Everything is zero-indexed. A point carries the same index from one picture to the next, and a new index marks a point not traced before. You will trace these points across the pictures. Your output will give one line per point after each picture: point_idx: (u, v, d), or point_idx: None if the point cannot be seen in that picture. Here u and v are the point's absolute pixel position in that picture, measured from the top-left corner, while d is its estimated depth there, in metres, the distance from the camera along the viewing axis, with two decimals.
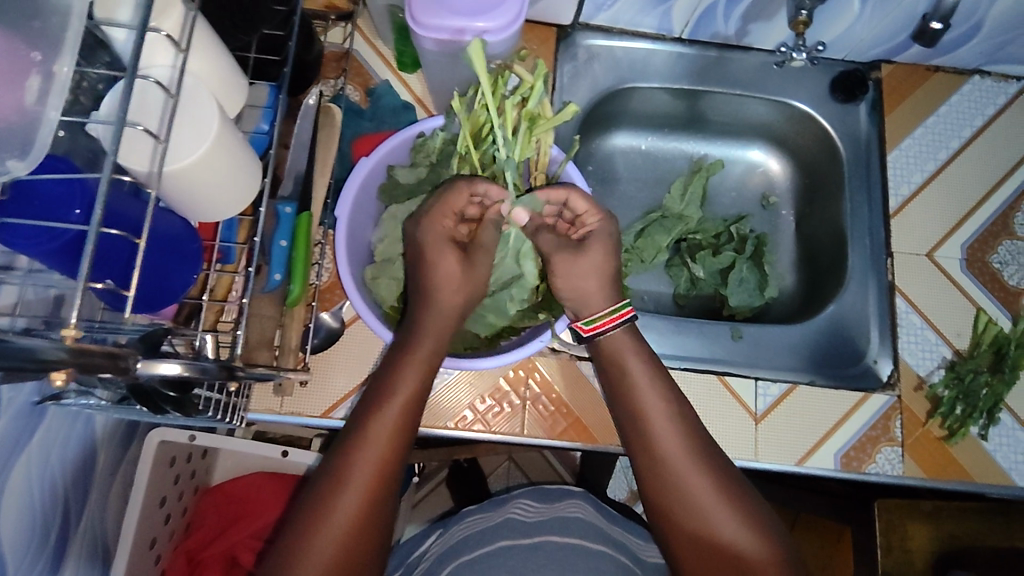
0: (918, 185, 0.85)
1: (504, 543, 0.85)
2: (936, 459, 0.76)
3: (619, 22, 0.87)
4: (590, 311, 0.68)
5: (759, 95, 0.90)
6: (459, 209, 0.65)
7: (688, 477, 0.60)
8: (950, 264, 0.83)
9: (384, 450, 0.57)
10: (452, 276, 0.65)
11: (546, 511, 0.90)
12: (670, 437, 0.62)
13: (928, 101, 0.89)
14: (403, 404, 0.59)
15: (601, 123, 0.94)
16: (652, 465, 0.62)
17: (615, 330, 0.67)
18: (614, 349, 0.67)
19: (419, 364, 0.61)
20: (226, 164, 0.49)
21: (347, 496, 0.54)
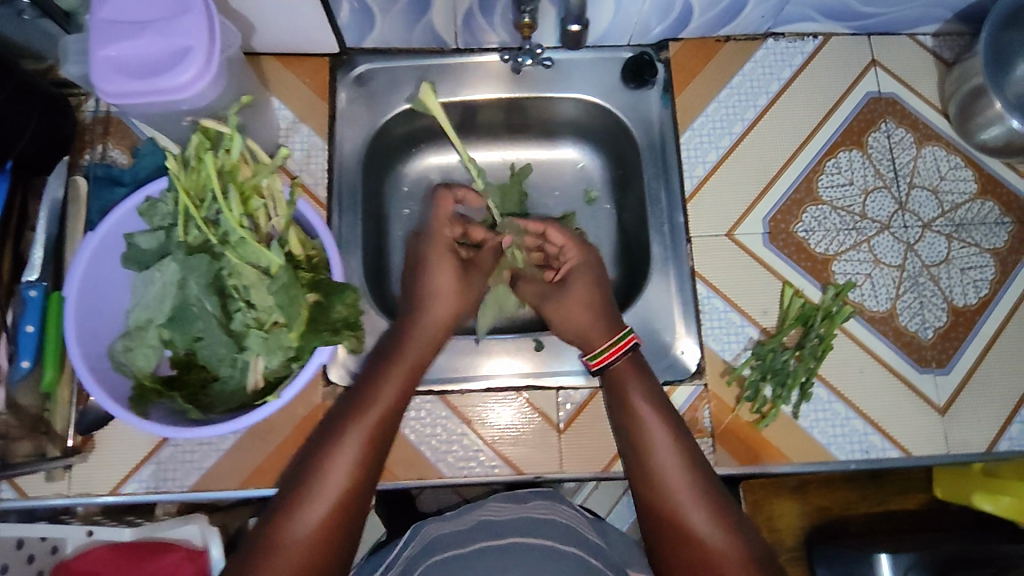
0: (714, 164, 0.83)
1: (477, 545, 0.65)
2: (749, 445, 0.75)
3: (391, 41, 0.84)
4: (597, 345, 0.74)
5: (550, 94, 0.87)
6: (444, 261, 0.78)
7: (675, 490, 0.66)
8: (752, 241, 0.81)
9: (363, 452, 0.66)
10: (448, 290, 0.77)
11: (518, 509, 0.73)
12: (662, 452, 0.68)
13: (720, 74, 0.85)
14: (382, 411, 0.68)
15: (401, 145, 0.90)
16: (641, 474, 0.68)
17: (620, 359, 0.73)
18: (619, 375, 0.72)
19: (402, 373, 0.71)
20: None
21: (326, 494, 0.63)
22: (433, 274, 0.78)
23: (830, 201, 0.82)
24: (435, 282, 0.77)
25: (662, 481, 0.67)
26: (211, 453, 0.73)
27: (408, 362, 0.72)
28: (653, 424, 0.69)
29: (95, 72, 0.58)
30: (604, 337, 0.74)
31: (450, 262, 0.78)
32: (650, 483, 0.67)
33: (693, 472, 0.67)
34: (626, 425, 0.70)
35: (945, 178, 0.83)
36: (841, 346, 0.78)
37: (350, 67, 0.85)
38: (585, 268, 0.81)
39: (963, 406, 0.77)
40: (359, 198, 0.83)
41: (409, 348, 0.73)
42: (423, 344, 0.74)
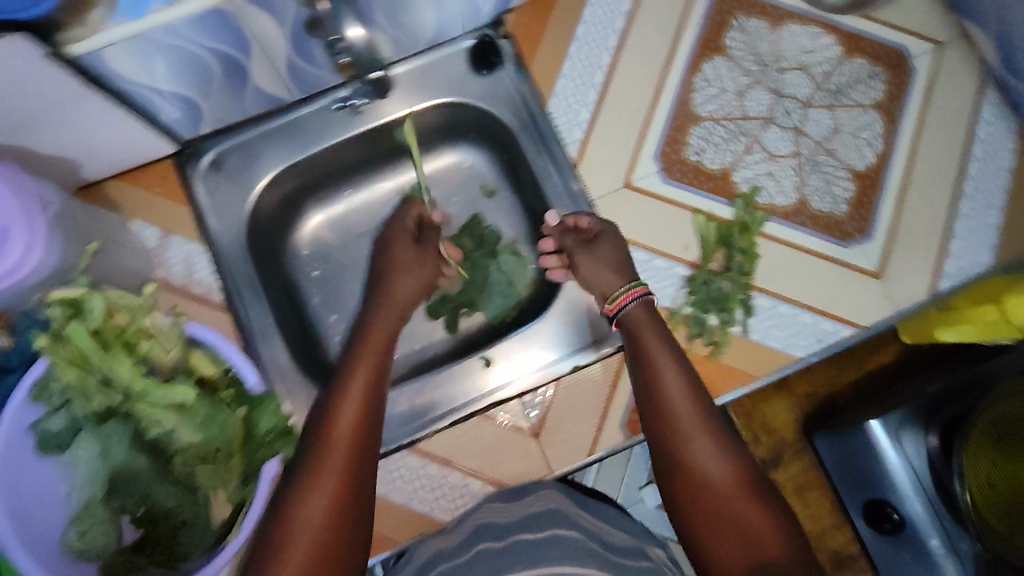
0: (589, 121, 0.82)
1: (481, 548, 0.62)
2: (717, 376, 0.76)
3: (230, 117, 0.80)
4: (613, 291, 0.72)
5: (410, 109, 0.83)
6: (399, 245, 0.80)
7: (690, 422, 0.62)
8: (649, 183, 0.81)
9: (351, 446, 0.59)
10: (404, 258, 0.78)
11: (516, 507, 0.67)
12: (682, 398, 0.64)
13: (563, 30, 0.84)
14: (365, 379, 0.65)
15: (285, 211, 0.86)
16: (662, 432, 0.63)
17: (632, 305, 0.70)
18: (634, 322, 0.70)
19: (372, 348, 0.69)
20: None
21: (336, 462, 0.58)
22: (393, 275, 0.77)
23: (710, 115, 0.82)
24: (392, 254, 0.79)
25: (671, 411, 0.63)
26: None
27: (367, 366, 0.66)
28: (673, 379, 0.65)
29: None
30: (621, 285, 0.72)
31: (406, 240, 0.80)
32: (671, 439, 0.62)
33: (720, 439, 0.61)
34: (644, 382, 0.66)
35: (809, 52, 0.84)
36: (766, 252, 0.79)
37: (198, 157, 0.80)
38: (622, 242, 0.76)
39: (895, 263, 0.79)
40: (260, 284, 0.79)
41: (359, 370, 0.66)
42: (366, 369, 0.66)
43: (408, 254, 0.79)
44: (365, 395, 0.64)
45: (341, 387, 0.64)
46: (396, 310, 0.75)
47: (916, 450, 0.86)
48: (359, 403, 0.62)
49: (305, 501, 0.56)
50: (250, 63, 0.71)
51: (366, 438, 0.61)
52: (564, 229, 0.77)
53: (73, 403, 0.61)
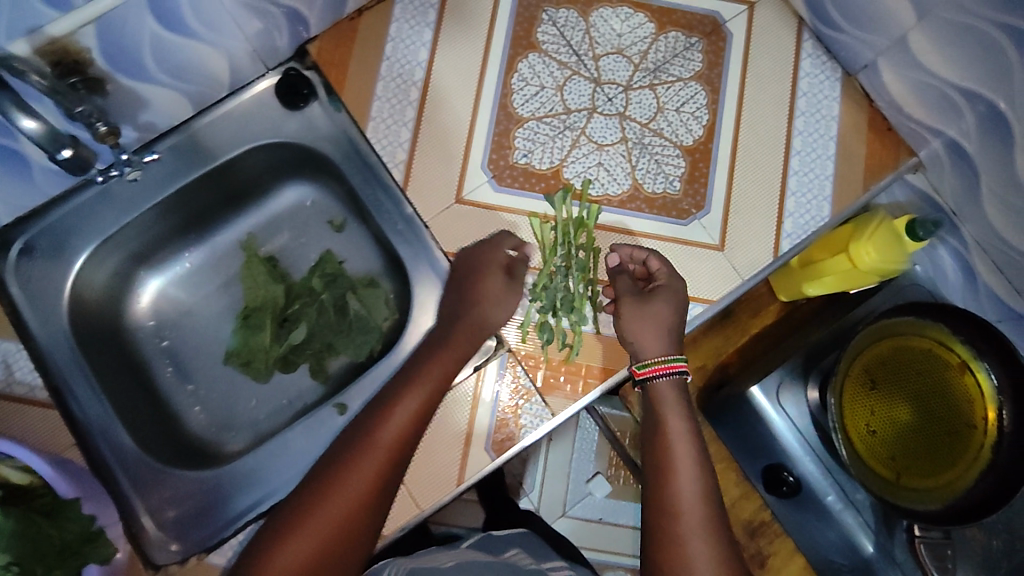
0: (410, 141, 0.80)
1: None
2: (575, 378, 0.75)
3: (29, 202, 0.74)
4: (647, 356, 0.71)
5: (224, 157, 0.79)
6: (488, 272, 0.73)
7: (692, 516, 0.61)
8: (481, 194, 0.79)
9: (378, 469, 0.62)
10: (493, 296, 0.72)
11: None
12: (684, 468, 0.64)
13: (370, 51, 0.81)
14: (414, 411, 0.65)
15: (119, 286, 0.83)
16: (657, 494, 0.63)
17: (662, 378, 0.70)
18: (659, 399, 0.70)
19: (425, 383, 0.67)
20: None
21: (349, 495, 0.60)
22: (474, 309, 0.72)
23: (533, 114, 0.81)
24: (477, 290, 0.72)
25: (678, 495, 0.62)
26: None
27: (426, 385, 0.67)
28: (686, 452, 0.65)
29: None
30: (659, 348, 0.71)
31: (496, 278, 0.72)
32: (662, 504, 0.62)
33: (711, 528, 0.61)
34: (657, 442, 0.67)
35: (623, 34, 0.83)
36: (606, 245, 0.78)
37: (4, 250, 0.74)
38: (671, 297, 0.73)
39: (735, 234, 0.78)
40: (92, 371, 0.75)
41: (416, 391, 0.67)
42: (427, 395, 0.66)
43: (500, 291, 0.73)
44: (412, 419, 0.65)
45: (396, 401, 0.66)
46: (440, 370, 0.69)
47: (798, 411, 0.85)
48: (405, 420, 0.64)
49: (336, 489, 0.60)
50: (21, 148, 0.67)
51: (391, 479, 0.62)
52: (625, 271, 0.76)
53: None
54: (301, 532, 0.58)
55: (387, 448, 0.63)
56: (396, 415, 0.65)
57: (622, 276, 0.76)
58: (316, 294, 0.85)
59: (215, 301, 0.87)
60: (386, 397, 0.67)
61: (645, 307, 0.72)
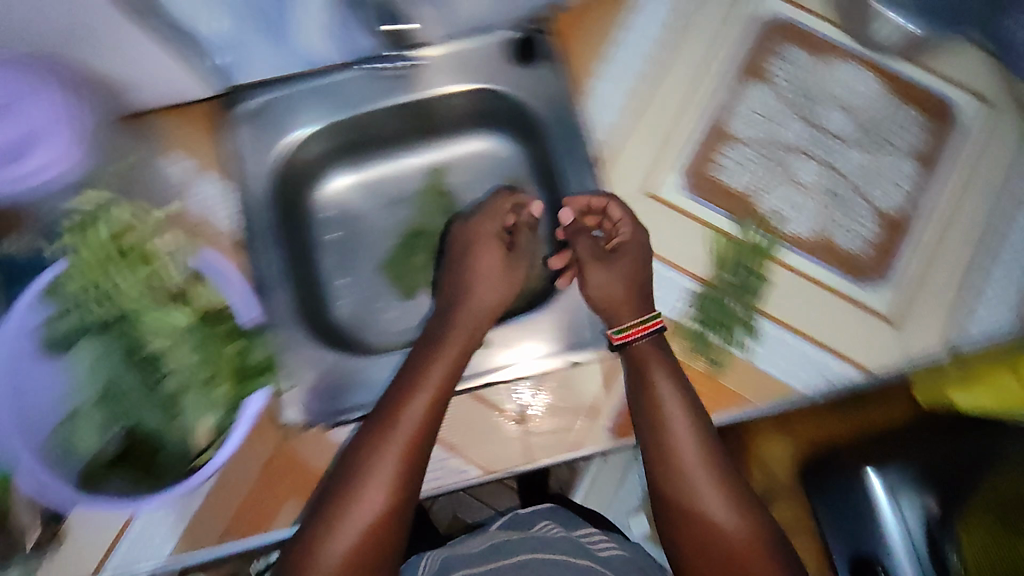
0: (616, 124, 0.83)
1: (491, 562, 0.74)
2: (707, 396, 0.74)
3: (275, 71, 0.82)
4: (623, 322, 0.73)
5: (439, 91, 0.85)
6: (486, 246, 0.81)
7: (700, 483, 0.67)
8: (672, 194, 0.80)
9: (405, 446, 0.67)
10: (491, 270, 0.80)
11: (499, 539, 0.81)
12: (685, 437, 0.68)
13: (606, 35, 0.85)
14: (434, 391, 0.69)
15: (312, 172, 0.89)
16: (670, 474, 0.68)
17: (645, 338, 0.72)
18: (645, 359, 0.71)
19: (445, 357, 0.72)
20: None
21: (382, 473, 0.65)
22: (470, 283, 0.79)
23: (747, 138, 0.82)
24: (476, 263, 0.80)
25: (686, 470, 0.68)
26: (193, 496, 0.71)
27: (444, 359, 0.72)
28: (684, 427, 0.68)
29: None
30: (632, 315, 0.73)
31: (496, 249, 0.81)
32: (673, 473, 0.68)
33: (725, 486, 0.67)
34: (654, 438, 0.69)
35: (851, 91, 0.84)
36: (782, 280, 0.77)
37: (240, 103, 0.82)
38: (635, 254, 0.76)
39: (911, 313, 0.77)
40: (274, 235, 0.81)
41: (433, 365, 0.71)
42: (440, 364, 0.71)
43: (493, 271, 0.80)
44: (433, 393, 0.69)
45: (414, 383, 0.70)
46: (473, 323, 0.76)
47: (914, 515, 0.83)
48: (427, 401, 0.68)
49: (371, 471, 0.66)
50: (300, 21, 0.73)
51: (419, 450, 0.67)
52: (584, 226, 0.80)
53: (75, 315, 0.64)
54: (349, 511, 0.64)
55: (409, 432, 0.67)
56: (416, 397, 0.69)
57: (585, 224, 0.79)
58: None
59: (385, 213, 0.92)
60: (408, 372, 0.71)
61: (622, 258, 0.76)
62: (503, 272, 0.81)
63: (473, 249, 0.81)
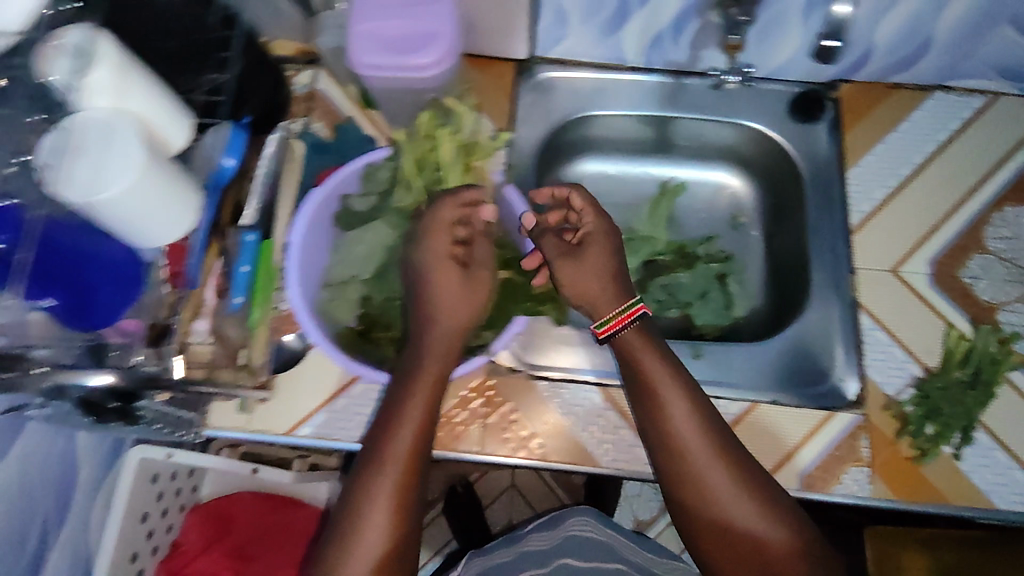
0: (880, 202, 0.84)
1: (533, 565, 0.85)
2: (907, 481, 0.74)
3: (574, 54, 0.89)
4: (604, 314, 0.71)
5: (706, 117, 0.90)
6: (443, 270, 0.65)
7: (716, 495, 0.63)
8: (917, 281, 0.81)
9: (405, 460, 0.59)
10: (455, 300, 0.65)
11: (553, 536, 0.90)
12: (689, 434, 0.65)
13: (890, 118, 0.87)
14: (411, 431, 0.61)
15: (565, 150, 0.94)
16: (692, 489, 0.64)
17: (628, 329, 0.69)
18: (631, 348, 0.69)
19: (425, 385, 0.62)
20: (149, 200, 0.52)
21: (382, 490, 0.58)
22: (432, 321, 0.65)
23: (998, 252, 0.82)
24: (425, 290, 0.65)
25: (703, 474, 0.63)
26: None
27: (420, 391, 0.62)
28: (687, 424, 0.65)
29: (352, 44, 0.65)
30: (615, 307, 0.71)
31: (453, 271, 0.65)
32: (687, 485, 0.64)
33: (754, 491, 0.63)
34: (664, 438, 0.66)
35: None
36: (1005, 397, 0.77)
37: (533, 73, 0.89)
38: (602, 241, 0.75)
39: None
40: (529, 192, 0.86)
41: (431, 345, 0.64)
42: (440, 338, 0.64)
43: (452, 289, 0.65)
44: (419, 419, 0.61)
45: (397, 412, 0.61)
46: (438, 363, 0.64)
47: None
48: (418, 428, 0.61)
49: (376, 488, 0.58)
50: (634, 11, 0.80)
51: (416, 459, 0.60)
52: (548, 225, 0.76)
53: (386, 198, 0.71)
54: (357, 532, 0.57)
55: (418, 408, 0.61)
56: (422, 372, 0.63)
57: (549, 229, 0.76)
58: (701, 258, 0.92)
59: (615, 210, 0.97)
60: (392, 392, 0.63)
61: (597, 248, 0.73)
62: (464, 282, 0.65)
63: (425, 276, 0.65)
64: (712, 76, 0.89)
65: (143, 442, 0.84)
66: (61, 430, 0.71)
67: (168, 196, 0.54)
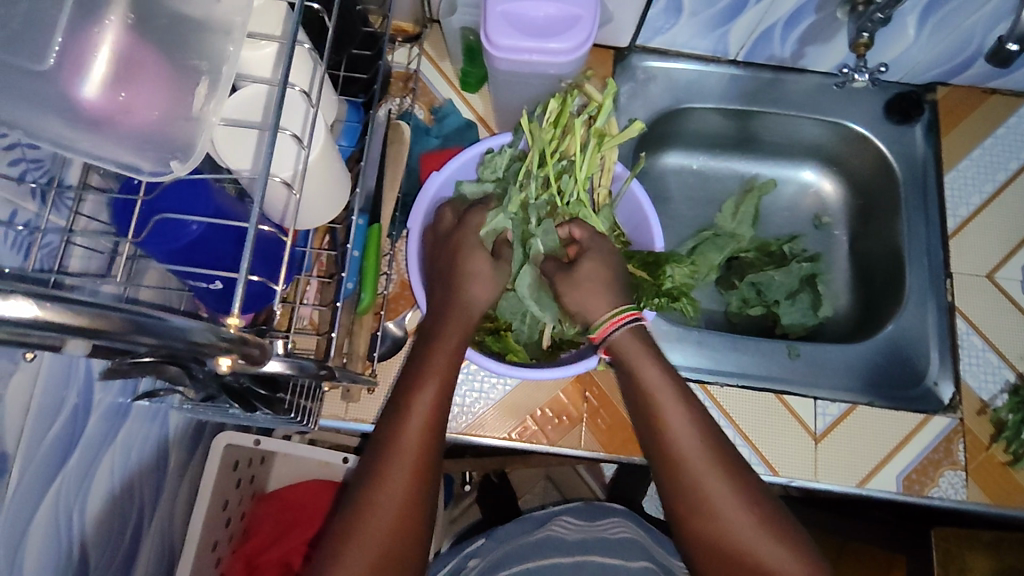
0: (977, 207, 0.85)
1: (549, 560, 0.84)
2: (1003, 485, 0.74)
3: (675, 44, 0.89)
4: (598, 317, 0.63)
5: (799, 114, 0.90)
6: (476, 252, 0.63)
7: (725, 519, 0.56)
8: (1011, 286, 0.82)
9: (420, 453, 0.55)
10: (481, 275, 0.63)
11: (589, 530, 0.90)
12: (693, 450, 0.57)
13: (985, 124, 0.88)
14: (426, 418, 0.56)
15: (655, 143, 0.95)
16: (689, 511, 0.57)
17: (623, 329, 0.61)
18: (626, 353, 0.61)
19: (434, 382, 0.58)
20: (325, 182, 0.50)
21: (396, 486, 0.54)
22: (460, 293, 0.62)
23: None
24: (456, 263, 0.63)
25: (712, 499, 0.56)
26: (500, 386, 0.75)
27: (434, 374, 0.58)
28: (689, 440, 0.58)
29: (492, 25, 0.64)
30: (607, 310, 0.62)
31: (483, 251, 0.63)
32: (688, 510, 0.57)
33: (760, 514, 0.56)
34: (665, 456, 0.58)
35: None
36: None
37: (627, 63, 0.90)
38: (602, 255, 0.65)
39: None
40: None
41: (444, 337, 0.60)
42: (456, 332, 0.61)
43: (480, 273, 0.63)
44: (437, 402, 0.57)
45: (408, 396, 0.57)
46: (461, 338, 0.61)
47: None
48: (430, 417, 0.56)
49: (381, 484, 0.54)
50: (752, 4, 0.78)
51: (432, 451, 0.56)
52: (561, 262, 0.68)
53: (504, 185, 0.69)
54: (361, 531, 0.52)
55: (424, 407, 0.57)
56: (437, 357, 0.59)
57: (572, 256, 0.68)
58: (794, 256, 0.92)
59: (694, 205, 0.99)
60: (403, 381, 0.59)
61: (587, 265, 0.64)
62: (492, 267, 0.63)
63: (457, 250, 0.63)
64: (836, 75, 0.89)
65: (223, 428, 0.81)
66: (157, 412, 0.67)
67: (333, 182, 0.52)
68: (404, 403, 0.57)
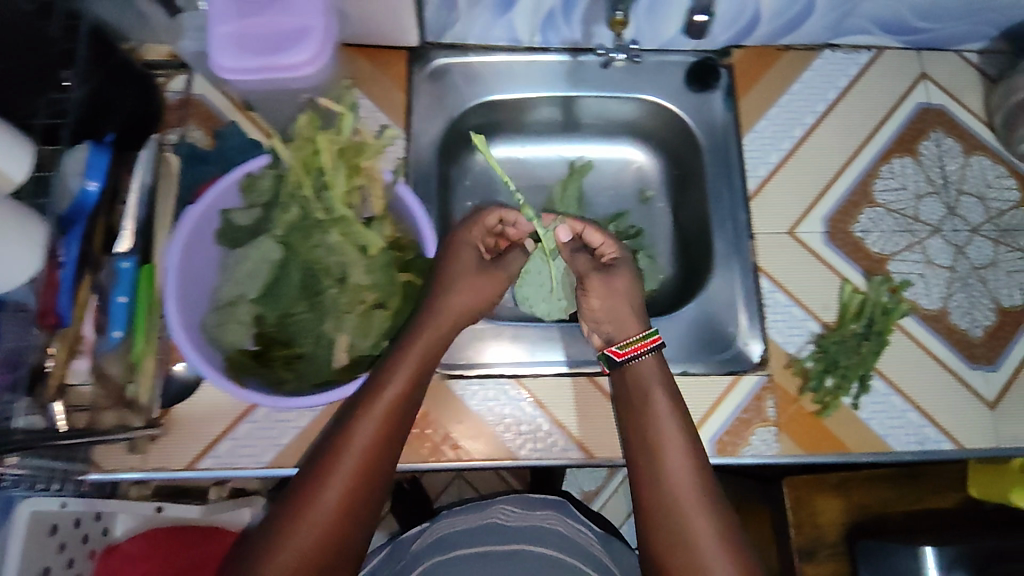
0: (776, 165, 0.86)
1: (481, 548, 0.76)
2: (812, 435, 0.77)
3: (469, 38, 0.87)
4: (625, 337, 0.74)
5: (603, 92, 0.90)
6: (464, 250, 0.74)
7: (676, 493, 0.66)
8: (812, 240, 0.84)
9: (376, 445, 0.62)
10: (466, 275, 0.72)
11: (524, 517, 0.84)
12: (669, 439, 0.68)
13: (780, 82, 0.89)
14: (387, 418, 0.63)
15: (469, 138, 0.92)
16: (648, 485, 0.67)
17: (644, 355, 0.73)
18: (644, 374, 0.72)
19: (405, 386, 0.65)
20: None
21: (344, 476, 0.60)
22: (444, 287, 0.71)
23: (886, 204, 0.86)
24: (448, 263, 0.73)
25: (666, 475, 0.66)
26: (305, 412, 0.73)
27: (405, 375, 0.65)
28: (666, 428, 0.68)
29: (213, 50, 0.61)
30: (635, 330, 0.75)
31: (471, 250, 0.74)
32: (650, 486, 0.67)
33: (701, 496, 0.66)
34: (643, 441, 0.69)
35: (992, 187, 0.87)
36: (897, 343, 0.81)
37: (424, 60, 0.87)
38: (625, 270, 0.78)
39: (1010, 403, 0.80)
40: (432, 190, 0.85)
41: (421, 343, 0.67)
42: (426, 346, 0.67)
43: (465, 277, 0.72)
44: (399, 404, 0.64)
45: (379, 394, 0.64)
46: (439, 336, 0.69)
47: None
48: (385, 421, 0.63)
49: (335, 475, 0.60)
50: None
51: (383, 451, 0.62)
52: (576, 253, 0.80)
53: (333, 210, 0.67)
54: (306, 519, 0.58)
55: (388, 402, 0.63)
56: (411, 365, 0.66)
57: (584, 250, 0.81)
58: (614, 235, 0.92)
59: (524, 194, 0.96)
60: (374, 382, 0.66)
61: (606, 280, 0.77)
62: (479, 261, 0.74)
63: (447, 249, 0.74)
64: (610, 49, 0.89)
65: None
66: None
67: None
68: (369, 408, 0.63)
